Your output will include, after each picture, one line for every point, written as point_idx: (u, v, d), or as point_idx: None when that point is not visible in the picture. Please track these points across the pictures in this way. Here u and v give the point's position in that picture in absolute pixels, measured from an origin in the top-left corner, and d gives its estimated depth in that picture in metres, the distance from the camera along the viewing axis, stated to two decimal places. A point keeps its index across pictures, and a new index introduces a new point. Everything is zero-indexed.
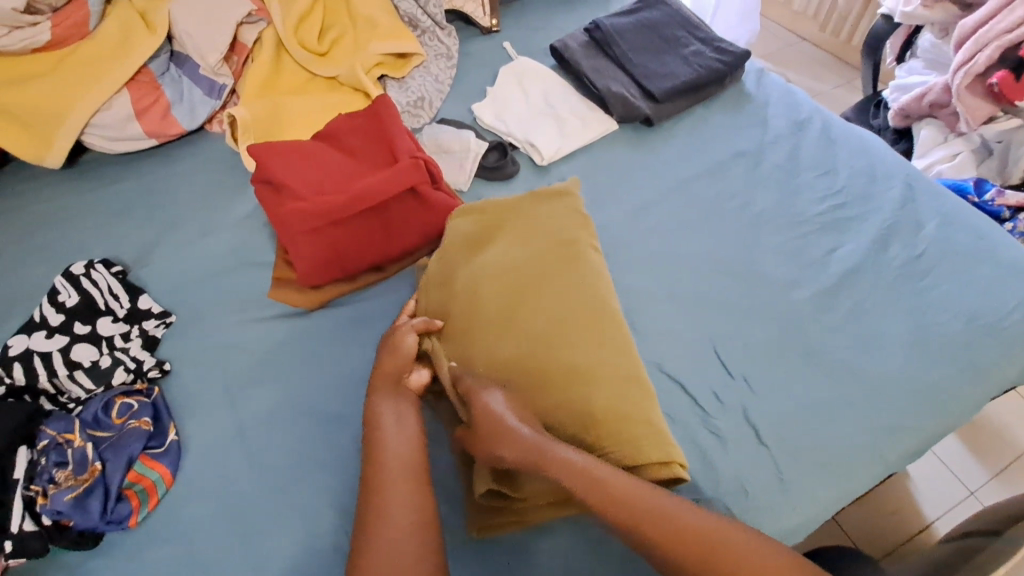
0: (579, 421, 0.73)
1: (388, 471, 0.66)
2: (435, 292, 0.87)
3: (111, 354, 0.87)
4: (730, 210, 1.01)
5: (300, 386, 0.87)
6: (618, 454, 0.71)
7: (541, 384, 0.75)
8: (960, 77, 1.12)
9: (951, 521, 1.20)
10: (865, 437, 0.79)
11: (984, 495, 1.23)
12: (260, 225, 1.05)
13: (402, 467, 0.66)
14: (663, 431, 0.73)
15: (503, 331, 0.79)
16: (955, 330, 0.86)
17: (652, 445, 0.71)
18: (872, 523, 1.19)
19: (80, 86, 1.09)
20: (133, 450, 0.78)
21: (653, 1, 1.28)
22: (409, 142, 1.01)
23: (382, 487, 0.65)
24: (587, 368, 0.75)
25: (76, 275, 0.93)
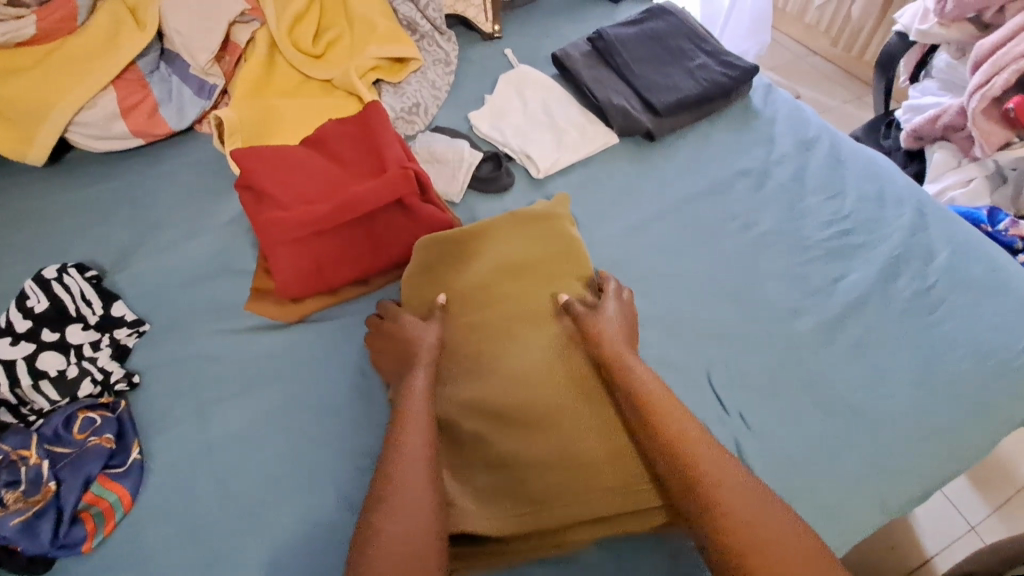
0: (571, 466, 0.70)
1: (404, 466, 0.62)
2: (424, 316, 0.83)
3: (78, 363, 0.83)
4: (731, 231, 0.97)
5: (273, 405, 0.83)
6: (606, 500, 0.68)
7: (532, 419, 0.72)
8: (976, 100, 1.07)
9: (950, 558, 1.14)
10: (866, 481, 0.74)
11: (986, 531, 1.18)
12: (243, 232, 1.01)
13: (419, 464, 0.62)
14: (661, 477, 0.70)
15: (496, 350, 0.78)
16: (966, 368, 0.81)
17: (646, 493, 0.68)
18: (868, 557, 1.14)
19: (65, 82, 1.05)
20: (91, 470, 0.74)
21: (660, 12, 1.25)
22: (400, 151, 0.97)
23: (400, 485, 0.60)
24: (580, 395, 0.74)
25: (47, 279, 0.88)
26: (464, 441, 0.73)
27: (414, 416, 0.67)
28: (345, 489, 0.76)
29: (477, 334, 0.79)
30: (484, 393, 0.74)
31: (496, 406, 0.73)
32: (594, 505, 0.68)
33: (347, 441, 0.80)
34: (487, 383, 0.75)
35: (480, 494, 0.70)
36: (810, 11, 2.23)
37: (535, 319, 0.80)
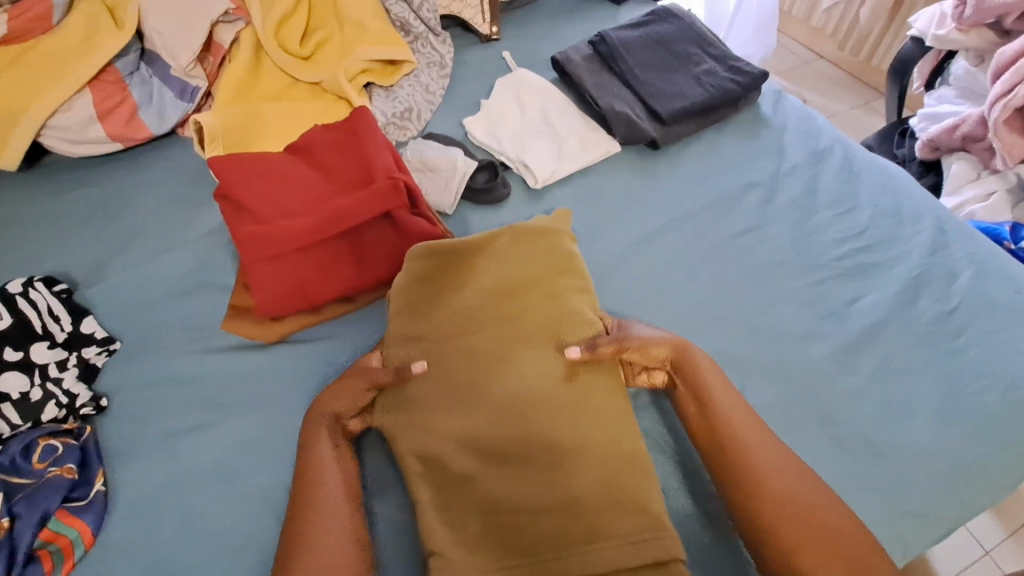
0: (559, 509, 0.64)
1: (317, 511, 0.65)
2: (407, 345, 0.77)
3: (42, 385, 0.78)
4: (739, 247, 0.92)
5: (249, 432, 0.78)
6: (603, 547, 0.62)
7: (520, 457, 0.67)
8: (997, 111, 1.01)
9: None
10: (889, 524, 0.69)
11: (1000, 555, 1.14)
12: (222, 244, 0.96)
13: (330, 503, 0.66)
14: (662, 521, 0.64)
15: (489, 382, 0.71)
16: (993, 400, 0.76)
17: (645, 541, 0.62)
18: None
19: (37, 83, 1.00)
20: (49, 505, 0.68)
21: (666, 14, 1.19)
22: (388, 160, 0.92)
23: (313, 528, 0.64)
24: (578, 433, 0.68)
25: (11, 294, 0.83)
26: (450, 481, 0.68)
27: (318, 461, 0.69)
28: None
29: (470, 366, 0.73)
30: (474, 429, 0.69)
31: (485, 444, 0.68)
32: (589, 559, 0.61)
33: None
34: (472, 418, 0.70)
35: (465, 539, 0.64)
36: (816, 15, 2.18)
37: (536, 350, 0.74)
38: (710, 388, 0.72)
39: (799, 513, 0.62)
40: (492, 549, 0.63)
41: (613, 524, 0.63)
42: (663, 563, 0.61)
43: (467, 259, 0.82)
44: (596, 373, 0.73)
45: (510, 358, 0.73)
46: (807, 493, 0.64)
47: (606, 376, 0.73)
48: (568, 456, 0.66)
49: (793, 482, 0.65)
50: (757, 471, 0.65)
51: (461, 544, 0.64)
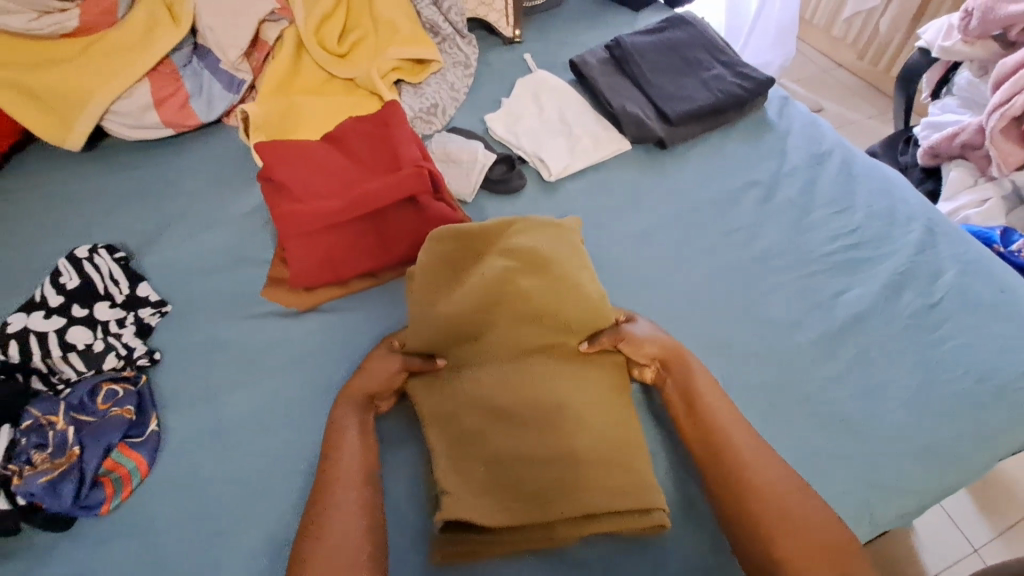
0: (558, 464, 0.71)
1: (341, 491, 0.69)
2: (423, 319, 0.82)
3: (104, 338, 0.88)
4: (736, 242, 0.98)
5: (282, 388, 0.87)
6: (595, 497, 0.69)
7: (524, 419, 0.74)
8: (995, 119, 1.06)
9: None
10: (859, 495, 0.75)
11: (988, 554, 1.17)
12: (262, 222, 1.06)
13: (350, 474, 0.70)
14: (648, 478, 0.72)
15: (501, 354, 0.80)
16: (965, 388, 0.81)
17: (632, 492, 0.70)
18: None
19: (103, 73, 1.11)
20: (111, 438, 0.79)
21: (679, 21, 1.26)
22: (414, 150, 1.01)
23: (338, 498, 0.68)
24: (578, 400, 0.76)
25: (80, 259, 0.95)
26: (460, 439, 0.75)
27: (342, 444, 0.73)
28: None
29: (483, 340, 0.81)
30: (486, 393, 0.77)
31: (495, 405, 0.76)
32: (583, 503, 0.69)
33: None
34: (482, 385, 0.78)
35: (470, 486, 0.72)
36: (836, 24, 2.21)
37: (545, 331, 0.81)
38: (699, 390, 0.78)
39: (796, 525, 0.63)
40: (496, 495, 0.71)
41: (604, 476, 0.71)
42: (648, 509, 0.70)
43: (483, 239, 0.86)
44: (598, 358, 0.81)
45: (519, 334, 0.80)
46: (799, 503, 0.65)
47: (607, 363, 0.81)
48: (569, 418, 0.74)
49: (795, 495, 0.66)
50: (748, 477, 0.68)
51: (469, 489, 0.71)
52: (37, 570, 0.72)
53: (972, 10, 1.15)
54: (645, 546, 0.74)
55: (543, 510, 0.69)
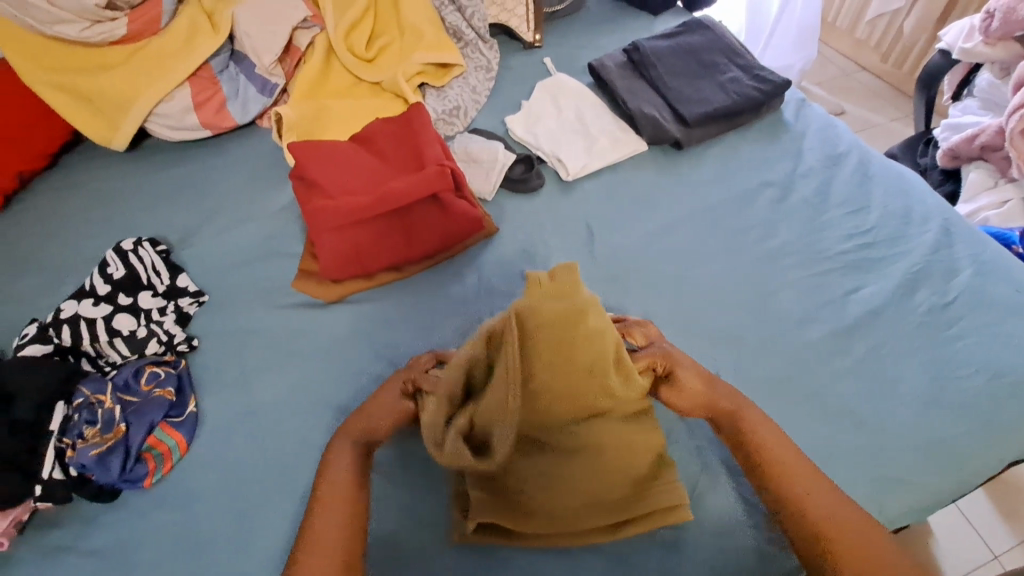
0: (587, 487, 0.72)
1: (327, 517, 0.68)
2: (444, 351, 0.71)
3: (147, 325, 0.94)
4: (750, 241, 1.00)
5: (311, 374, 0.92)
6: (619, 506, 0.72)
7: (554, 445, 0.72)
8: (1015, 120, 1.06)
9: None
10: (868, 488, 0.76)
11: (1009, 561, 1.17)
12: (293, 218, 1.11)
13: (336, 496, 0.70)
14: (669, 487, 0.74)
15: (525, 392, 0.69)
16: (979, 386, 0.82)
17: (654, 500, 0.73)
18: None
19: (147, 78, 1.18)
20: (154, 417, 0.84)
21: (697, 26, 1.28)
22: (438, 150, 1.05)
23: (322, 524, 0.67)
24: (607, 422, 0.73)
25: (125, 250, 1.01)
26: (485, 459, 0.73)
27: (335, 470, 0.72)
28: None
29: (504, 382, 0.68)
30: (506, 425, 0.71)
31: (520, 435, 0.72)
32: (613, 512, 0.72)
33: None
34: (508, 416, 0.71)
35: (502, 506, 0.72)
36: (860, 26, 2.19)
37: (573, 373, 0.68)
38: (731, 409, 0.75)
39: (834, 528, 0.63)
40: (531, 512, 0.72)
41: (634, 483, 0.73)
42: (676, 505, 0.73)
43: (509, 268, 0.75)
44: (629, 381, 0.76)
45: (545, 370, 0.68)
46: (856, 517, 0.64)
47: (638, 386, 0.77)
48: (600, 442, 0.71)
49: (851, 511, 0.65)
50: (777, 476, 0.68)
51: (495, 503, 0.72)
52: (85, 536, 0.78)
53: (993, 11, 1.15)
54: (656, 532, 0.74)
55: (579, 521, 0.71)
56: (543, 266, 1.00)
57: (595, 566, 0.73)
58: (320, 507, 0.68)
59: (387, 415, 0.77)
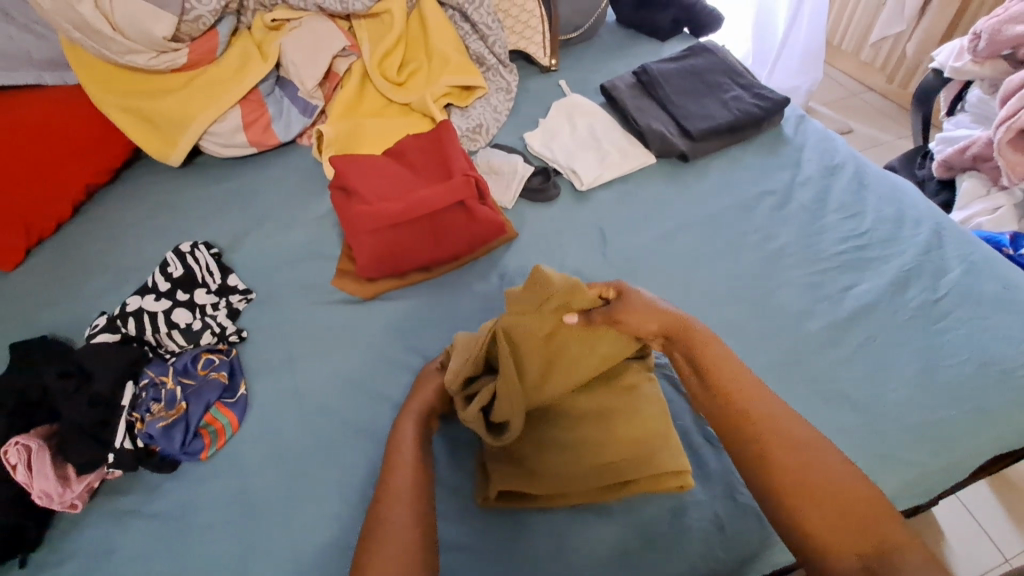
0: (594, 454, 0.81)
1: (396, 487, 0.72)
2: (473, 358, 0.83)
3: (201, 319, 1.04)
4: (752, 243, 1.08)
5: (349, 362, 1.01)
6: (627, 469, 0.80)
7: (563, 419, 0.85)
8: (1002, 132, 1.14)
9: None
10: (864, 466, 0.82)
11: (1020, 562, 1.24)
12: (332, 224, 1.22)
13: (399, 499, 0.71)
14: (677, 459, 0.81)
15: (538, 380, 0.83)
16: (965, 374, 0.89)
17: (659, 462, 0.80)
18: None
19: (204, 101, 1.31)
20: (210, 397, 0.94)
21: (701, 50, 1.39)
22: (463, 162, 1.17)
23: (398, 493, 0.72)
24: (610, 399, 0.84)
25: (183, 252, 1.13)
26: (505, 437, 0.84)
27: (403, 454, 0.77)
28: None
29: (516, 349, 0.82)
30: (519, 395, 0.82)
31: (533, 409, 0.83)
32: (621, 474, 0.80)
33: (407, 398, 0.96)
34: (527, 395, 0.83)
35: (520, 472, 0.81)
36: (864, 49, 2.29)
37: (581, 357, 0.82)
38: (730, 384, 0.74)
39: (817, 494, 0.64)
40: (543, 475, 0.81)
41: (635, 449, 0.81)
42: (679, 472, 0.80)
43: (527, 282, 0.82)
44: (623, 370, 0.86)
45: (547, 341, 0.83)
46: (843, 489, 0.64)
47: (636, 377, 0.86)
48: (608, 409, 0.84)
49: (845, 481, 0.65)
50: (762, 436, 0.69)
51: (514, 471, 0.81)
52: (151, 502, 0.88)
53: (979, 33, 1.24)
54: (666, 501, 0.83)
55: (586, 482, 0.80)
56: (560, 266, 1.09)
57: (610, 533, 0.80)
58: (393, 486, 0.73)
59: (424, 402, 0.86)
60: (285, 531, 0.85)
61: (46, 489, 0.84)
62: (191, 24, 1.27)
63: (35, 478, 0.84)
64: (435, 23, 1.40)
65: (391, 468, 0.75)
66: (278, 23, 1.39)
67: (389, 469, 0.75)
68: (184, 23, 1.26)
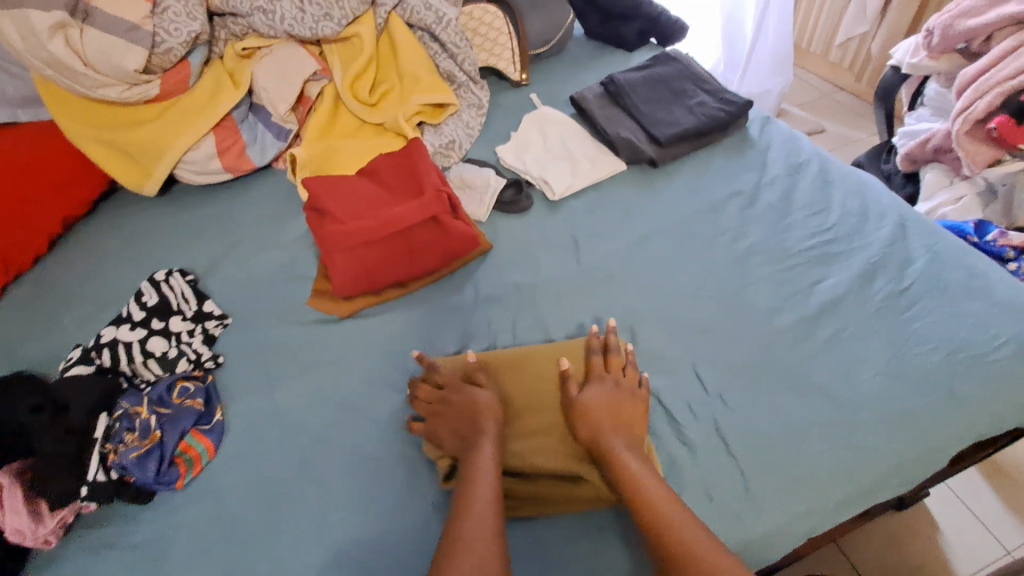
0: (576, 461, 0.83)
1: (473, 519, 0.71)
2: (458, 398, 0.86)
3: (178, 346, 1.04)
4: (721, 244, 1.10)
5: (326, 383, 1.01)
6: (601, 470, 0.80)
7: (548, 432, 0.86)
8: (959, 123, 1.18)
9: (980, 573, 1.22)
10: (836, 459, 0.83)
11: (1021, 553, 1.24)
12: (308, 245, 1.23)
13: (481, 525, 0.70)
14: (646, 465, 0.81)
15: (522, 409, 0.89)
16: (936, 359, 0.91)
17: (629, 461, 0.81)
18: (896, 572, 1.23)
19: (178, 129, 1.32)
20: (185, 425, 0.93)
21: (666, 59, 1.42)
22: (435, 178, 1.19)
23: (467, 527, 0.70)
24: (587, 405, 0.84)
25: (158, 281, 1.13)
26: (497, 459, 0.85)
27: (476, 487, 0.75)
28: (383, 449, 0.93)
29: (501, 369, 0.93)
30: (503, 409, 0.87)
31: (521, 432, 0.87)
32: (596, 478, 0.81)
33: (386, 414, 0.97)
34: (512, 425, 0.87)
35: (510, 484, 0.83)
36: (832, 50, 2.35)
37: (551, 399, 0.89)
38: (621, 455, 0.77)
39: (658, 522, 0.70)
40: (526, 480, 0.84)
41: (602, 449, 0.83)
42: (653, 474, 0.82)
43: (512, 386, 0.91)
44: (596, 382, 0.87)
45: (528, 361, 0.94)
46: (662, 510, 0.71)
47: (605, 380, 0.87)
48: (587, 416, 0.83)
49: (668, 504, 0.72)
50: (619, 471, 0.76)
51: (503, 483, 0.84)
52: (127, 532, 0.87)
53: (932, 29, 1.27)
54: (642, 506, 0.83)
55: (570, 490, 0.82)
56: (535, 275, 1.10)
57: (585, 540, 0.81)
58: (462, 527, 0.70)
59: (462, 420, 0.85)
60: (261, 556, 0.84)
61: (20, 525, 0.83)
62: (163, 56, 1.29)
63: (9, 514, 0.83)
64: (404, 44, 1.42)
65: (468, 479, 0.77)
66: (249, 51, 1.41)
67: (463, 498, 0.75)
68: (155, 55, 1.28)
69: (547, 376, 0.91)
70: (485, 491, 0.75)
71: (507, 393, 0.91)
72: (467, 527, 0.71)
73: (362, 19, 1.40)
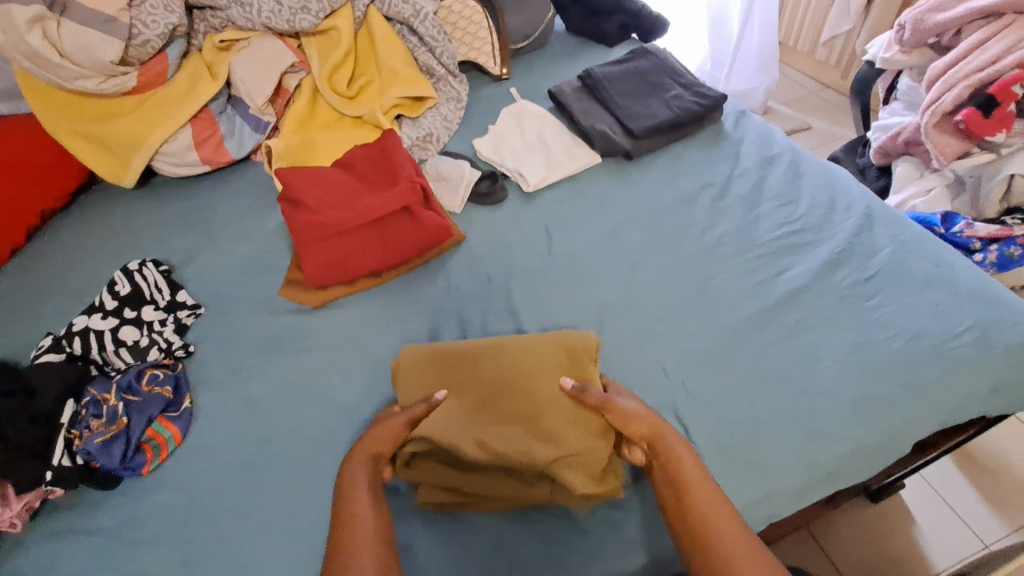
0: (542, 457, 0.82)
1: (366, 515, 0.73)
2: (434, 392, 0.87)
3: (149, 335, 1.04)
4: (691, 235, 1.11)
5: (297, 372, 1.02)
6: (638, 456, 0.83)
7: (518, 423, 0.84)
8: (927, 116, 1.20)
9: (957, 564, 1.23)
10: (796, 444, 0.84)
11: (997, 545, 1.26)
12: (284, 236, 1.24)
13: (366, 518, 0.73)
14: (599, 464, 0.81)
15: (492, 401, 0.86)
16: (898, 347, 0.92)
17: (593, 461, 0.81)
18: (874, 567, 1.23)
19: (156, 121, 1.32)
20: (152, 412, 0.93)
21: (644, 53, 1.43)
22: (410, 169, 1.19)
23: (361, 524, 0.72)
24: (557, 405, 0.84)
25: (131, 270, 1.12)
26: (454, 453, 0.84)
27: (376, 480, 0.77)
28: (351, 436, 0.93)
29: (477, 358, 0.91)
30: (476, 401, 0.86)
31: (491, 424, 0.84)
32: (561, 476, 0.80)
33: (355, 402, 0.97)
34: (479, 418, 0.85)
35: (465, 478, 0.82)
36: (819, 48, 2.36)
37: (525, 391, 0.86)
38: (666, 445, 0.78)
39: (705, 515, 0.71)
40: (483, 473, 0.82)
41: (577, 445, 0.81)
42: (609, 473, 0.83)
43: (485, 376, 0.89)
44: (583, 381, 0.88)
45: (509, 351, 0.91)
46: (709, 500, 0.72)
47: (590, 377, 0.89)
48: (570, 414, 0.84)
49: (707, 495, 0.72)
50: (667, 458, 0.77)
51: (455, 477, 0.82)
52: (93, 518, 0.87)
53: (903, 24, 1.28)
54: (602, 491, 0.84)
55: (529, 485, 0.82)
56: (507, 265, 1.11)
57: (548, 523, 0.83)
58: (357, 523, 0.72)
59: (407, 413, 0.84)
60: (226, 541, 0.84)
61: None
62: (139, 48, 1.29)
63: None
64: (382, 37, 1.43)
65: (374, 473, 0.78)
66: (228, 43, 1.41)
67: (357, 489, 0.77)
68: (132, 47, 1.28)
69: (526, 367, 0.89)
70: (373, 487, 0.76)
71: (482, 383, 0.88)
72: (361, 520, 0.73)
73: (340, 12, 1.41)
